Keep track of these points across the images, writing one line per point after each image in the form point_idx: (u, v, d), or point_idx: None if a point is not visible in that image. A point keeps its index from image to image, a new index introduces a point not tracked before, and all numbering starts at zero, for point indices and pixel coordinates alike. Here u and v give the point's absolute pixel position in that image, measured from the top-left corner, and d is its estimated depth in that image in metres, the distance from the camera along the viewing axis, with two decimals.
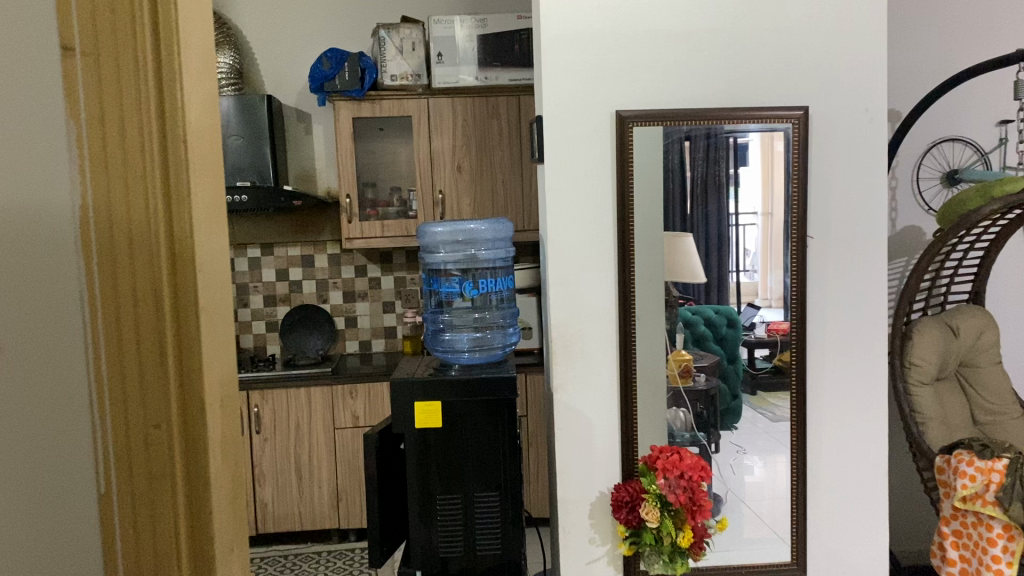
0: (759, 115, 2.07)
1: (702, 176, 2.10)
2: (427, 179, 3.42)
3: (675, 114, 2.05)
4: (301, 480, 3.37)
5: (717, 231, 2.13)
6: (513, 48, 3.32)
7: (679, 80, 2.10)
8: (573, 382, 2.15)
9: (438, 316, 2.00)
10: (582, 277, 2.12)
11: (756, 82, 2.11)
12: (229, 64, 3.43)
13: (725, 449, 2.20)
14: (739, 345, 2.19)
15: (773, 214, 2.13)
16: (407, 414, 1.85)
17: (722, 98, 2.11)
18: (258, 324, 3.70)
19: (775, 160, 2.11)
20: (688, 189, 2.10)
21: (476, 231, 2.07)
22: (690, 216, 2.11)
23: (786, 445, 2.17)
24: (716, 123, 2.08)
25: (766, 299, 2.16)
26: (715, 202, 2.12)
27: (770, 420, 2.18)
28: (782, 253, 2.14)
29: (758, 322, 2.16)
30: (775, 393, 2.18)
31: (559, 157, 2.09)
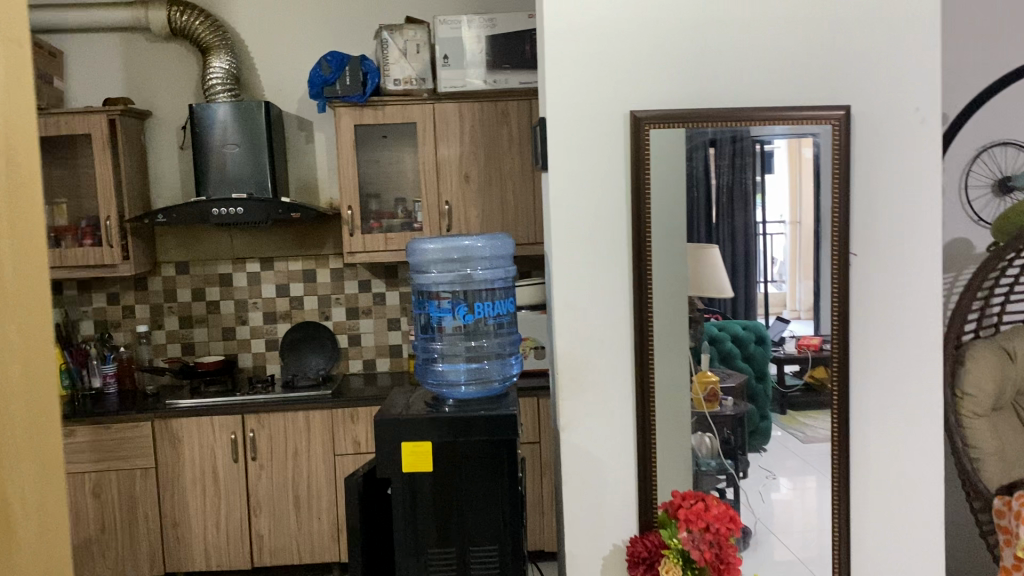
0: (787, 117, 1.84)
1: (728, 184, 1.87)
2: (433, 190, 3.22)
3: (698, 114, 1.83)
4: (299, 510, 3.16)
5: (745, 248, 1.90)
6: (523, 50, 3.10)
7: (703, 76, 1.87)
8: (583, 418, 1.92)
9: (430, 343, 1.80)
10: (592, 301, 1.90)
11: (789, 79, 1.88)
12: (225, 69, 3.24)
13: (755, 475, 1.94)
14: (768, 362, 1.95)
15: (802, 223, 1.89)
16: (393, 455, 1.63)
17: (751, 97, 1.88)
18: (258, 342, 3.49)
19: (803, 167, 1.87)
20: (714, 198, 1.87)
21: (471, 248, 1.87)
22: (716, 226, 1.88)
23: (820, 468, 1.93)
24: (743, 125, 1.85)
25: (795, 309, 1.91)
26: (742, 208, 1.89)
27: (801, 442, 1.92)
28: (812, 261, 1.90)
29: (787, 337, 1.91)
30: (806, 412, 1.92)
31: (566, 163, 1.87)
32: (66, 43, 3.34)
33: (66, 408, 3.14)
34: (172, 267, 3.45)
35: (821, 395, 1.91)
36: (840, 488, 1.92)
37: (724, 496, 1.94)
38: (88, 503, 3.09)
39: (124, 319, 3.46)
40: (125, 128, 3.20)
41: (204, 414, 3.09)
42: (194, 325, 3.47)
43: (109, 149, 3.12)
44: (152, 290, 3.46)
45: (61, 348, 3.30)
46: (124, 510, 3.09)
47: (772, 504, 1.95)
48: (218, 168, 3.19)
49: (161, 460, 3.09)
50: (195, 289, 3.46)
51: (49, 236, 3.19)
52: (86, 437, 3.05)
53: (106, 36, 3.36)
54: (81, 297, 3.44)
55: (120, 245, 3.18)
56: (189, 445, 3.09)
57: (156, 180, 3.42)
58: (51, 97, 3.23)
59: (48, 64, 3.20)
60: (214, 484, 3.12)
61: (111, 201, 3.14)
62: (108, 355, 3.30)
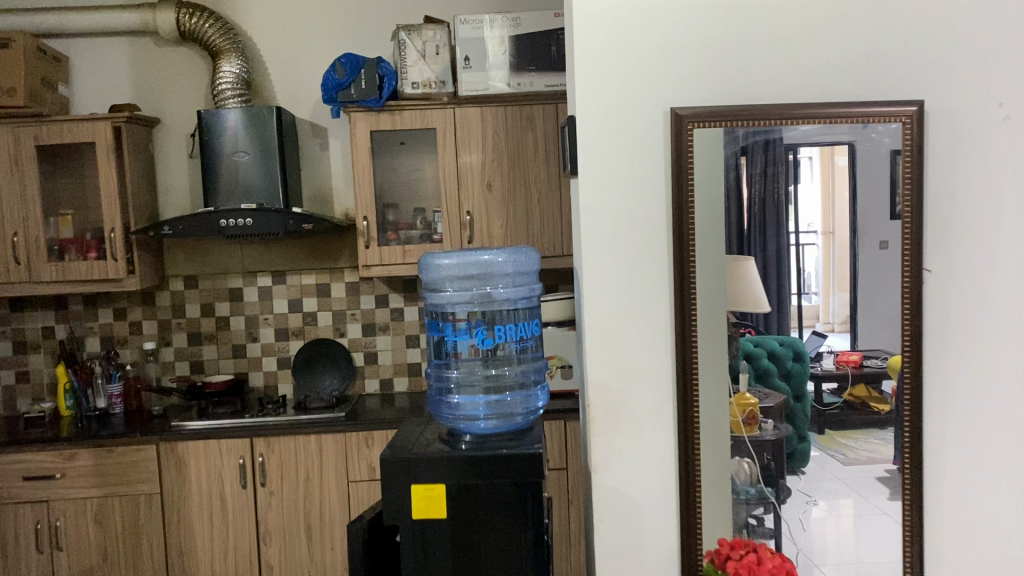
0: (839, 113, 1.65)
1: (760, 195, 1.69)
2: (454, 199, 3.03)
3: (738, 112, 1.63)
4: (311, 539, 2.97)
5: (777, 264, 1.70)
6: (549, 50, 2.92)
7: (752, 69, 1.67)
8: (617, 457, 1.73)
9: (443, 371, 1.62)
10: (627, 324, 1.70)
11: (848, 72, 1.68)
12: (235, 73, 3.08)
13: (792, 497, 1.74)
14: (807, 382, 1.77)
15: (836, 233, 1.72)
16: (402, 498, 1.44)
17: (803, 93, 1.68)
18: (269, 360, 3.32)
19: (837, 178, 1.70)
20: (746, 211, 1.68)
21: (491, 263, 1.68)
22: (747, 234, 1.68)
23: (862, 490, 1.74)
24: (776, 126, 1.66)
25: (828, 322, 1.74)
26: (774, 224, 1.69)
27: (842, 464, 1.73)
28: (847, 272, 1.72)
29: (825, 352, 1.76)
30: (846, 432, 1.73)
31: (598, 169, 1.68)
32: (73, 47, 3.21)
33: (68, 430, 2.98)
34: (180, 281, 3.30)
35: (863, 413, 1.74)
36: (912, 524, 1.73)
37: (762, 524, 1.73)
38: (90, 532, 2.91)
39: (130, 335, 3.30)
40: (131, 136, 3.05)
41: (212, 437, 2.91)
42: (203, 342, 3.31)
43: (114, 158, 2.97)
44: (159, 305, 3.30)
45: (65, 366, 3.15)
46: (127, 538, 2.92)
47: (811, 532, 1.75)
48: (229, 177, 3.03)
49: (166, 485, 2.91)
50: (204, 305, 3.30)
51: (53, 248, 3.04)
52: (88, 461, 2.88)
53: (113, 40, 3.22)
54: (87, 312, 3.28)
55: (126, 258, 3.02)
56: (196, 469, 2.91)
57: (164, 190, 3.27)
58: (56, 103, 3.08)
59: (52, 70, 3.06)
60: (221, 511, 2.94)
61: (116, 212, 2.98)
62: (113, 374, 3.15)
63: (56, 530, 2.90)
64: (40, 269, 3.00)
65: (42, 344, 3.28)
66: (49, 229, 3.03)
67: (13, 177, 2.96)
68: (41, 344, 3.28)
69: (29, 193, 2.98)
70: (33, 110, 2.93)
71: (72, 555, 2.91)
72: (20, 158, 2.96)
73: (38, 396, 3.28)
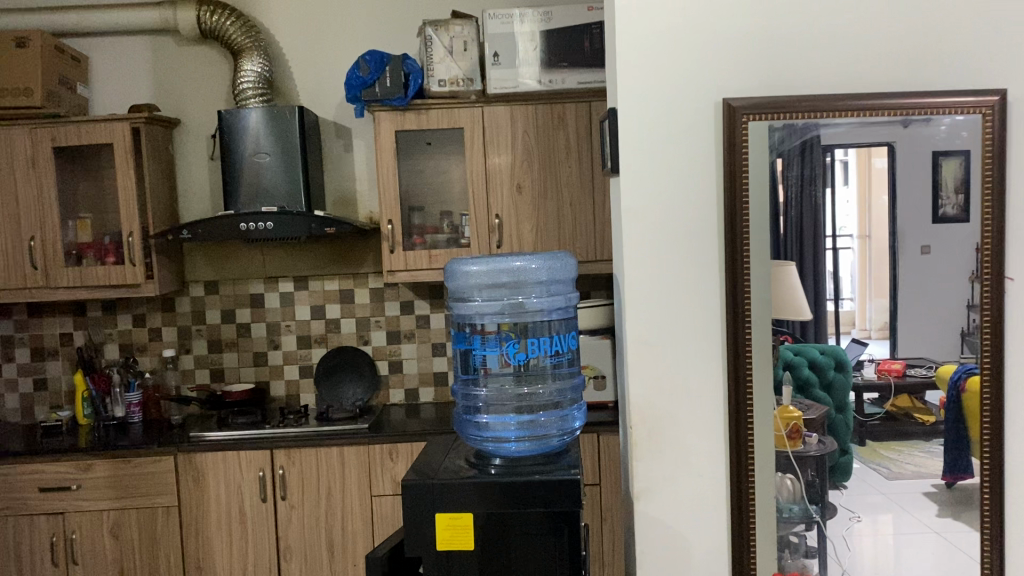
0: (892, 106, 1.58)
1: (797, 198, 1.59)
2: (482, 202, 2.90)
3: (791, 102, 1.57)
4: (333, 555, 2.85)
5: (813, 265, 1.60)
6: (582, 45, 2.78)
7: (799, 60, 1.60)
8: (661, 481, 1.67)
9: (470, 388, 1.49)
10: (672, 335, 1.64)
11: (899, 63, 1.61)
12: (256, 72, 2.98)
13: (836, 515, 1.65)
14: (849, 393, 1.67)
15: (872, 237, 1.62)
16: (424, 527, 1.31)
17: (852, 81, 1.61)
18: (291, 369, 3.21)
19: (875, 179, 1.60)
20: (782, 212, 1.59)
21: (524, 270, 1.55)
22: (783, 236, 1.59)
23: (904, 506, 1.67)
24: (817, 119, 1.58)
25: (865, 329, 1.65)
26: (812, 230, 1.59)
27: (885, 478, 1.66)
28: (884, 278, 1.64)
29: (866, 361, 1.67)
30: (889, 444, 1.66)
31: (645, 170, 1.62)
32: (92, 47, 3.12)
33: (86, 439, 2.89)
34: (201, 287, 3.20)
35: (903, 424, 1.68)
36: (992, 537, 1.66)
37: (804, 542, 1.65)
38: (106, 545, 2.81)
39: (150, 342, 3.21)
40: (150, 137, 2.95)
41: (231, 449, 2.81)
42: (224, 350, 3.21)
43: (132, 159, 2.87)
44: (179, 311, 3.21)
45: (83, 374, 3.06)
46: (144, 552, 2.82)
47: (857, 551, 1.67)
48: (250, 180, 2.93)
49: (184, 497, 2.81)
50: (225, 311, 3.21)
51: (70, 253, 2.94)
52: (104, 472, 2.78)
53: (133, 39, 3.13)
54: (105, 319, 3.20)
55: (143, 263, 2.92)
56: (215, 482, 2.81)
57: (184, 193, 3.17)
58: (73, 104, 2.99)
59: (70, 69, 2.97)
60: (241, 525, 2.83)
61: (134, 216, 2.89)
62: (132, 382, 3.06)
63: (71, 544, 2.80)
64: (57, 274, 2.90)
65: (61, 351, 3.19)
66: (67, 233, 2.94)
67: (29, 179, 2.87)
68: (59, 351, 3.20)
69: (45, 195, 2.88)
70: (50, 111, 2.84)
71: (87, 570, 2.81)
72: (37, 159, 2.86)
73: (56, 404, 3.19)
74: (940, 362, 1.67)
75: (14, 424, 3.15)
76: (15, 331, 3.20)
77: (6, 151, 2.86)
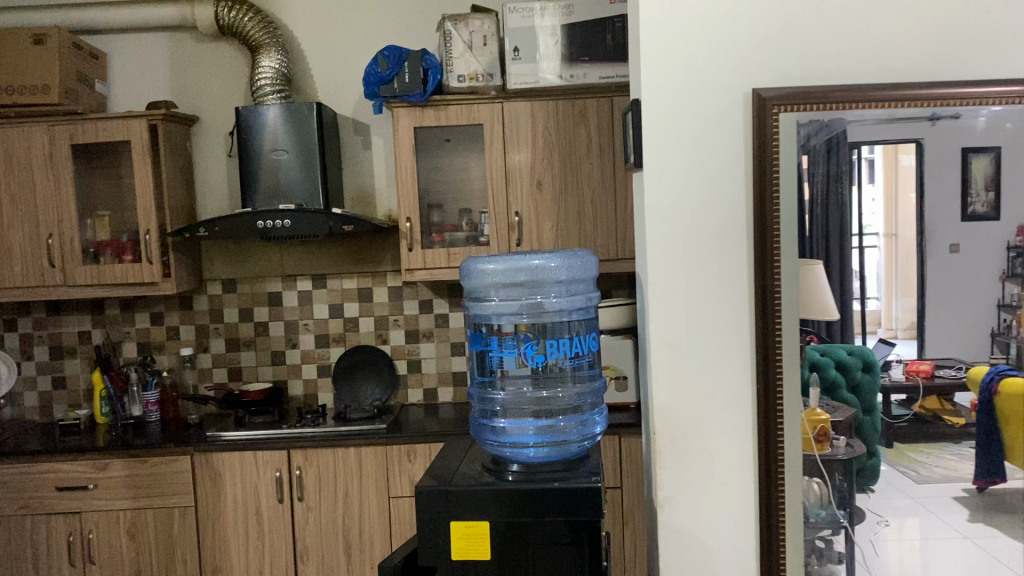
0: (928, 96, 1.51)
1: (823, 195, 1.54)
2: (502, 199, 2.85)
3: (822, 92, 1.50)
4: (350, 558, 2.81)
5: (839, 263, 1.55)
6: (604, 39, 2.73)
7: (829, 50, 1.54)
8: (685, 489, 1.61)
9: (488, 394, 1.45)
10: (699, 339, 1.58)
11: (935, 52, 1.54)
12: (274, 68, 2.95)
13: (864, 520, 1.59)
14: (878, 393, 1.61)
15: (899, 235, 1.57)
16: (439, 536, 1.27)
17: (888, 73, 1.54)
18: (309, 368, 3.18)
19: (902, 176, 1.55)
20: (808, 209, 1.53)
21: (544, 268, 1.50)
22: (810, 234, 1.53)
23: (932, 510, 1.60)
24: (845, 111, 1.52)
25: (891, 329, 1.60)
26: (838, 227, 1.54)
27: (915, 481, 1.60)
28: (912, 276, 1.58)
29: (894, 361, 1.60)
30: (917, 446, 1.61)
31: (671, 166, 1.57)
32: (110, 44, 3.10)
33: (104, 438, 2.87)
34: (219, 285, 3.18)
35: (933, 426, 1.63)
36: None
37: (833, 547, 1.59)
38: (122, 546, 2.78)
39: (168, 341, 3.19)
40: (168, 135, 2.92)
41: (247, 450, 2.77)
42: (242, 349, 3.18)
43: (150, 157, 2.85)
44: (197, 310, 3.18)
45: (100, 372, 3.04)
46: (160, 552, 2.79)
47: (887, 558, 1.60)
48: (268, 177, 2.90)
49: (201, 498, 2.78)
50: (243, 310, 3.18)
51: (88, 251, 2.92)
52: (121, 472, 2.75)
53: (152, 36, 3.11)
54: (123, 317, 3.18)
55: (161, 261, 2.88)
56: (232, 482, 2.78)
57: (202, 190, 3.14)
58: (92, 101, 2.97)
59: (88, 66, 2.95)
60: (258, 526, 2.80)
61: (151, 214, 2.86)
62: (149, 381, 3.04)
63: (88, 543, 2.78)
64: (74, 272, 2.88)
65: (79, 349, 3.18)
66: (85, 231, 2.92)
67: (47, 176, 2.84)
68: (77, 349, 3.18)
69: (63, 193, 2.86)
70: (68, 108, 2.82)
71: (104, 569, 2.79)
72: (55, 157, 2.84)
73: (74, 402, 3.18)
74: (970, 363, 1.61)
75: (33, 422, 3.14)
76: (34, 329, 3.18)
77: (24, 148, 2.83)
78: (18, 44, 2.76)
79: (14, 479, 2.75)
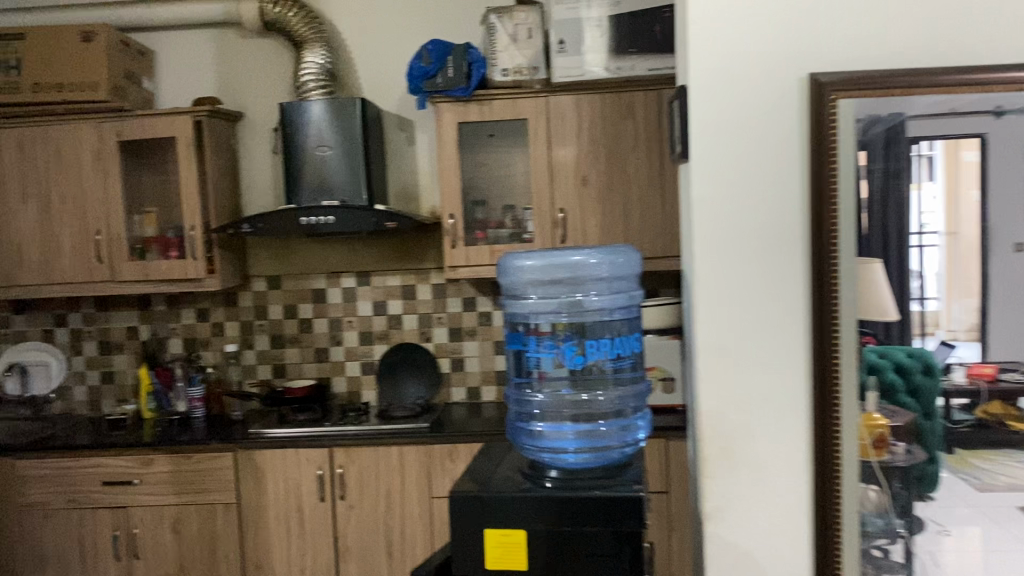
0: (1001, 79, 1.40)
1: (881, 191, 1.45)
2: (547, 195, 2.79)
3: (884, 76, 1.41)
4: (392, 557, 2.78)
5: (899, 260, 1.46)
6: (652, 30, 2.65)
7: (891, 34, 1.45)
8: (734, 498, 1.53)
9: (525, 396, 1.39)
10: (750, 341, 1.50)
11: (1008, 35, 1.43)
12: (319, 64, 2.93)
13: (924, 530, 1.52)
14: (938, 398, 1.51)
15: (961, 233, 1.48)
16: (474, 545, 1.22)
17: (956, 58, 1.44)
18: (353, 365, 3.16)
19: (965, 173, 1.47)
20: (866, 203, 1.45)
21: (584, 265, 1.45)
22: (868, 230, 1.45)
23: (995, 518, 1.53)
24: (907, 99, 1.43)
25: (952, 331, 1.49)
26: (898, 223, 1.45)
27: (976, 490, 1.52)
28: (972, 275, 1.49)
29: (955, 364, 1.50)
30: (978, 451, 1.52)
31: (721, 158, 1.49)
32: (158, 41, 3.12)
33: (150, 433, 2.87)
34: (264, 282, 3.18)
35: (1001, 433, 1.53)
36: None
37: (889, 557, 1.52)
38: (167, 541, 2.79)
39: (213, 337, 3.19)
40: (213, 132, 2.92)
41: (289, 448, 2.75)
42: (286, 345, 3.17)
43: (195, 153, 2.84)
44: (242, 306, 3.18)
45: (147, 368, 3.06)
46: (204, 548, 2.79)
47: (947, 569, 1.54)
48: (313, 174, 2.87)
49: (243, 494, 2.77)
50: (287, 306, 3.17)
51: (135, 247, 2.93)
52: (165, 468, 2.76)
53: (198, 33, 3.12)
54: (170, 313, 3.20)
55: (206, 258, 2.88)
56: (274, 479, 2.76)
57: (247, 187, 3.14)
58: (139, 98, 2.98)
59: (135, 63, 2.96)
60: (299, 524, 2.78)
61: (197, 210, 2.86)
62: (193, 377, 3.03)
63: (133, 538, 2.79)
64: (122, 268, 2.88)
65: (127, 345, 3.21)
66: (132, 227, 2.93)
67: (95, 173, 2.86)
68: (125, 344, 3.21)
69: (111, 189, 2.86)
70: (116, 105, 2.83)
71: (149, 565, 2.79)
72: (103, 153, 2.85)
73: (122, 397, 3.21)
74: None
75: (82, 416, 3.18)
76: (83, 324, 3.22)
77: (73, 145, 2.85)
78: (67, 43, 2.79)
79: (62, 473, 2.76)
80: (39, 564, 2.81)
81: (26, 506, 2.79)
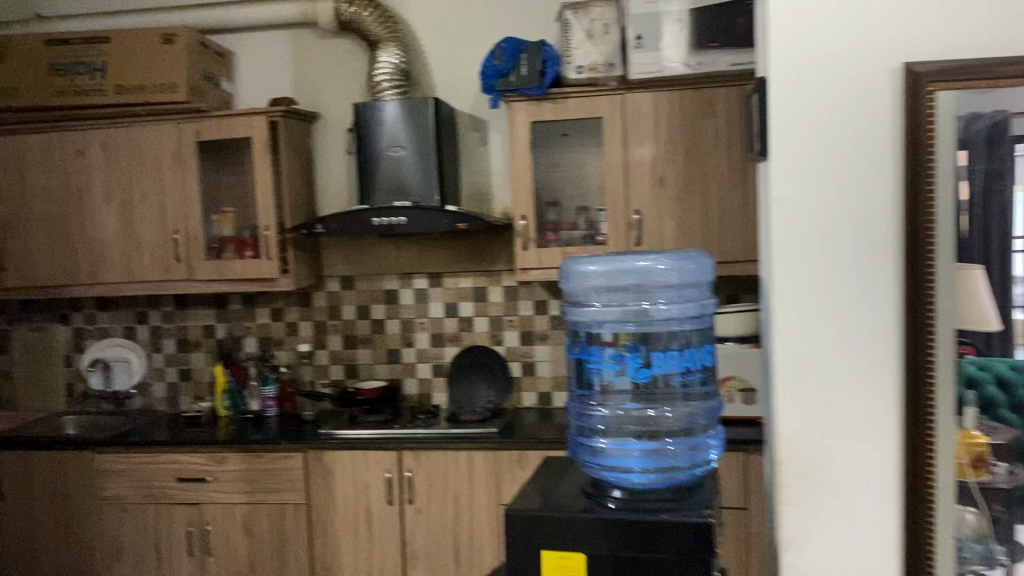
0: None
1: (982, 190, 1.32)
2: (621, 196, 2.70)
3: (988, 65, 1.28)
4: (460, 564, 2.72)
5: (1000, 266, 1.33)
6: (735, 23, 2.53)
7: (998, 20, 1.31)
8: (814, 525, 1.42)
9: (588, 412, 1.32)
10: (835, 356, 1.39)
11: None
12: (393, 64, 2.90)
13: None
14: None
15: None
16: (531, 566, 1.15)
17: None
18: (424, 367, 3.12)
19: None
20: (965, 204, 1.32)
21: (651, 271, 1.36)
22: (967, 233, 1.32)
23: None
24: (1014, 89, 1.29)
25: None
26: (1000, 225, 1.32)
27: None
28: None
29: None
30: None
31: (805, 157, 1.38)
32: (236, 43, 3.15)
33: (224, 431, 2.89)
34: (337, 282, 3.17)
35: None
36: None
37: None
38: (239, 539, 2.79)
39: (287, 336, 3.20)
40: (289, 131, 2.91)
41: (357, 450, 2.71)
42: (358, 346, 3.16)
43: (270, 153, 2.84)
44: (316, 306, 3.18)
45: (222, 366, 3.10)
46: (273, 548, 2.78)
47: None
48: (386, 174, 2.84)
49: (313, 495, 2.75)
50: (360, 307, 3.16)
51: (212, 246, 2.94)
52: (237, 466, 2.76)
53: (275, 34, 3.14)
54: (245, 312, 3.22)
55: (280, 258, 2.87)
56: (343, 481, 2.73)
57: (322, 187, 3.13)
58: (217, 98, 3.01)
59: (214, 65, 3.00)
60: (367, 527, 2.74)
61: (271, 210, 2.86)
62: (266, 376, 3.06)
63: (206, 535, 2.80)
64: (199, 267, 2.90)
65: (204, 342, 3.25)
66: (210, 228, 2.94)
67: (174, 172, 2.88)
68: (202, 342, 3.25)
69: (189, 189, 2.88)
70: (195, 105, 2.85)
71: (221, 562, 2.80)
72: (182, 152, 2.88)
73: (199, 395, 3.25)
74: None
75: (160, 412, 3.23)
76: (163, 322, 3.27)
77: (154, 145, 2.89)
78: (149, 45, 2.84)
79: (139, 468, 2.80)
80: (117, 558, 2.85)
81: (105, 500, 2.83)
